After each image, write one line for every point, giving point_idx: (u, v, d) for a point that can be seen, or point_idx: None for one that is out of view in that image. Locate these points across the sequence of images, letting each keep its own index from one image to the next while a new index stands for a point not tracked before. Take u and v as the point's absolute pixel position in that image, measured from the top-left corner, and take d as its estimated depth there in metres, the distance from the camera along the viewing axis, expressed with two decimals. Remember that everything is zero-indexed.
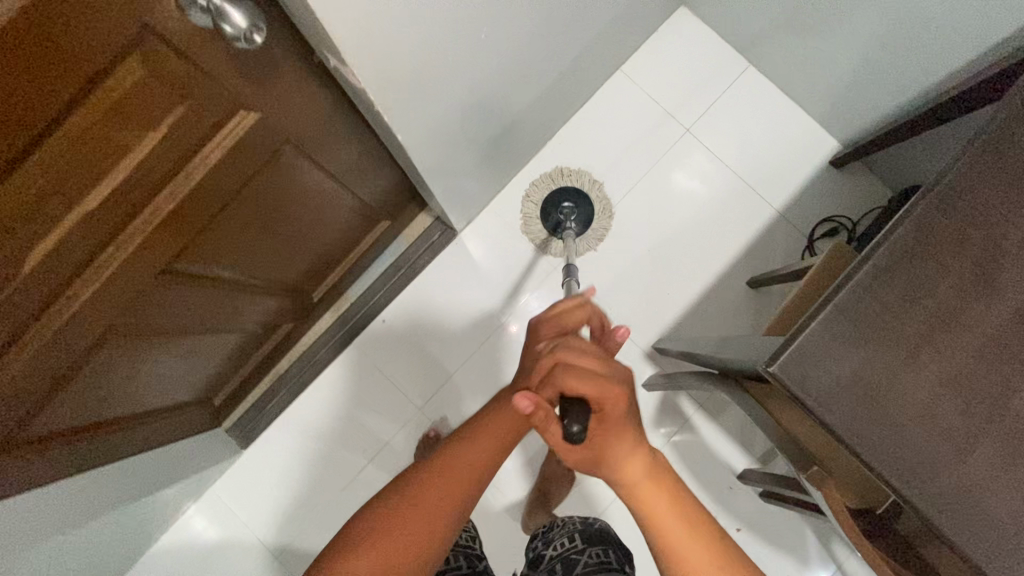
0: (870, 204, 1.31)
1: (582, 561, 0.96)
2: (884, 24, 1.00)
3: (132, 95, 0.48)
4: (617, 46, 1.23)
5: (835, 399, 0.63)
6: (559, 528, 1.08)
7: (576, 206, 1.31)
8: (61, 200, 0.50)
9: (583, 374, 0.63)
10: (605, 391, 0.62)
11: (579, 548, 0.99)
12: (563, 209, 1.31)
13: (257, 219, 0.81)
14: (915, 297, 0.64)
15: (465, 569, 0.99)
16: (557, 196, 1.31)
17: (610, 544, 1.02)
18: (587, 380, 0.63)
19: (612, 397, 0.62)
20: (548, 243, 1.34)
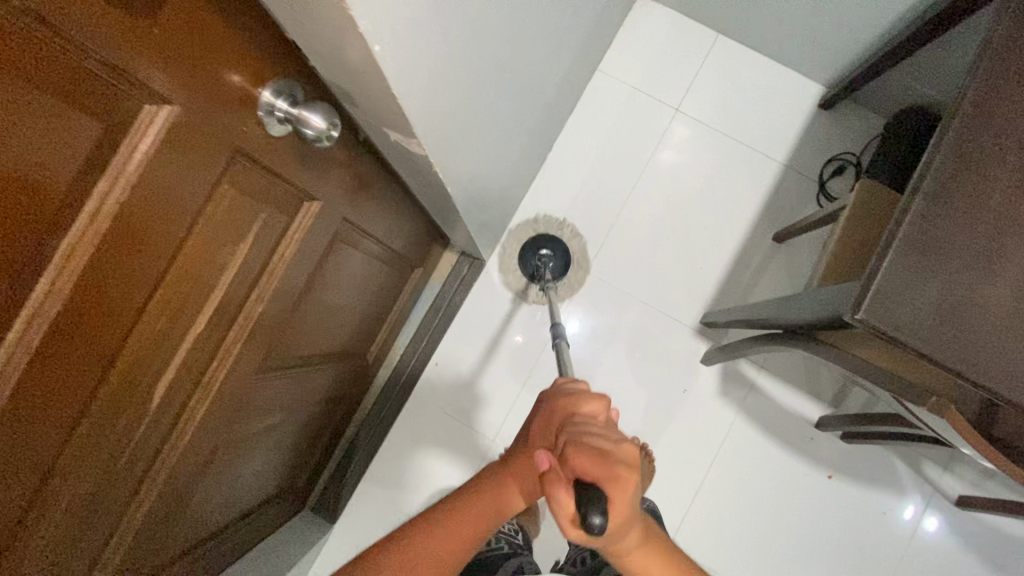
0: (869, 136, 1.35)
1: None
2: None
3: (228, 215, 0.50)
4: (597, 49, 1.27)
5: (924, 326, 0.66)
6: None
7: (553, 254, 1.33)
8: (177, 331, 0.52)
9: (601, 452, 0.49)
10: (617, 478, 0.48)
11: None
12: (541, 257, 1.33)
13: (323, 297, 0.82)
14: (972, 214, 0.68)
15: (506, 550, 0.96)
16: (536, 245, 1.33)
17: None
18: (603, 460, 0.49)
19: (628, 481, 0.48)
20: (526, 290, 1.36)
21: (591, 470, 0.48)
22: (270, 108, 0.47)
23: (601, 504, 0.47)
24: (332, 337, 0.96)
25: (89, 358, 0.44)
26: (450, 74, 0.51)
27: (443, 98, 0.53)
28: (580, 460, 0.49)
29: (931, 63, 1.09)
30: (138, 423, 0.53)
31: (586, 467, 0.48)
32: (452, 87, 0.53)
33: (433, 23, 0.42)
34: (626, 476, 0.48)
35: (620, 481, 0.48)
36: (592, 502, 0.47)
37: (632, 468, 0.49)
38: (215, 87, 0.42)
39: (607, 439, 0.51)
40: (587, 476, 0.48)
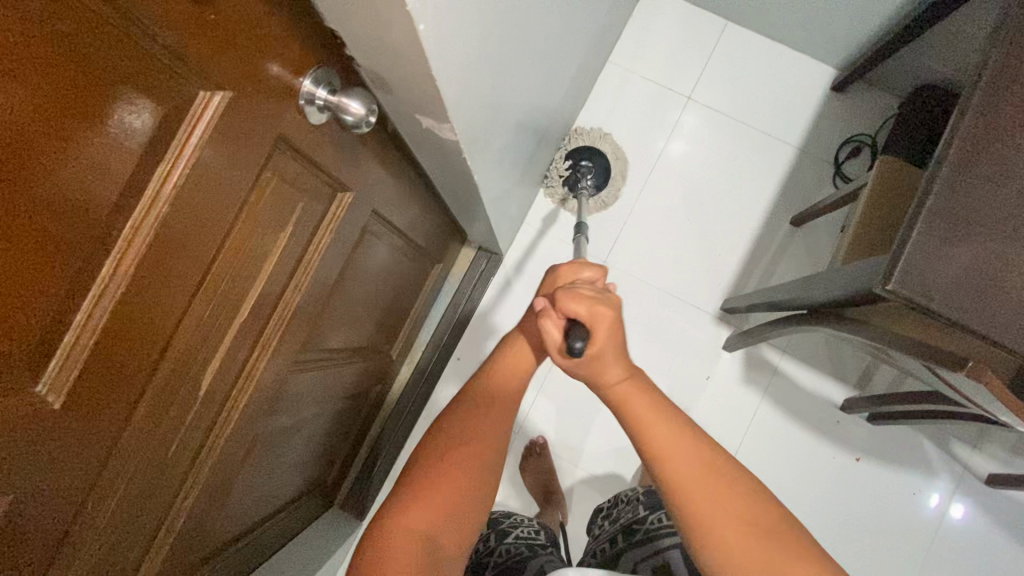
0: (883, 117, 1.35)
1: (644, 528, 0.92)
2: None
3: (270, 203, 0.52)
4: (608, 40, 1.28)
5: (957, 295, 0.66)
6: (623, 504, 1.05)
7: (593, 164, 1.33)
8: (224, 319, 0.53)
9: (582, 292, 0.55)
10: (594, 310, 0.53)
11: (641, 517, 0.94)
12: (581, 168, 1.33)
13: (351, 291, 0.84)
14: (999, 182, 0.68)
15: (529, 553, 0.93)
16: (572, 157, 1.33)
17: None
18: (583, 296, 0.54)
19: (607, 314, 0.53)
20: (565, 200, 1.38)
21: (571, 303, 0.54)
22: (310, 97, 0.48)
23: (580, 329, 0.53)
24: (359, 330, 0.97)
25: (147, 343, 0.45)
26: (482, 59, 0.52)
27: (475, 83, 0.54)
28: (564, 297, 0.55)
29: (946, 40, 1.09)
30: (187, 411, 0.55)
31: (568, 301, 0.54)
32: (483, 73, 0.54)
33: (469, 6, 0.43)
34: (604, 308, 0.53)
35: (599, 312, 0.53)
36: (573, 329, 0.53)
37: (611, 306, 0.54)
38: (260, 76, 0.43)
39: (594, 289, 0.56)
40: (569, 309, 0.54)
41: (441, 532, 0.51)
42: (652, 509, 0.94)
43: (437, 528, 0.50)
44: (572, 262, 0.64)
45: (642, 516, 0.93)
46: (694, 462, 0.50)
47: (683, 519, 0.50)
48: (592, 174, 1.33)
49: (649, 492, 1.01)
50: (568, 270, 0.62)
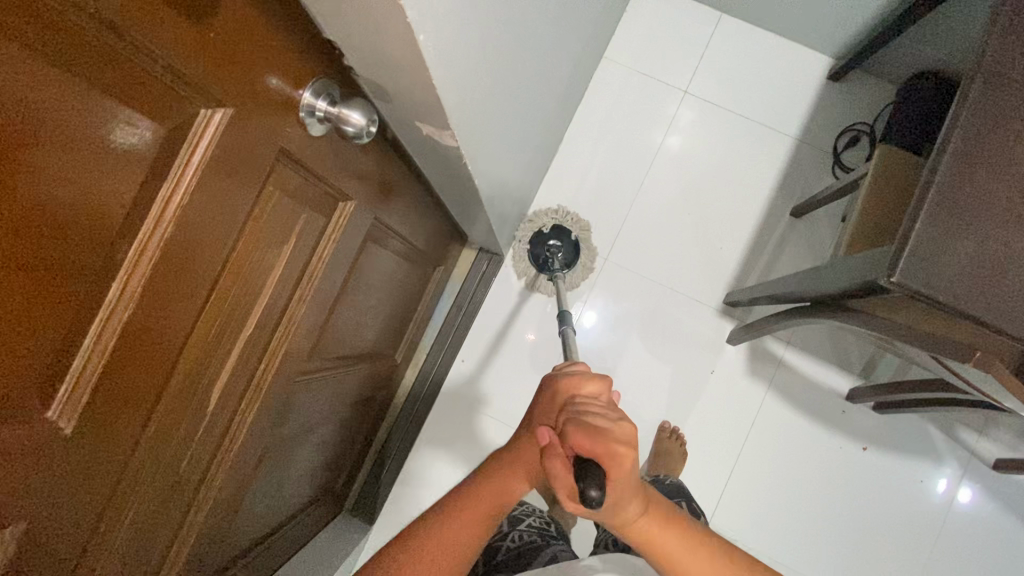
0: (881, 104, 1.35)
1: None
2: None
3: (273, 216, 0.51)
4: (603, 36, 1.27)
5: (961, 283, 0.66)
6: None
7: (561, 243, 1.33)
8: (231, 335, 0.53)
9: (595, 425, 0.48)
10: (611, 451, 0.47)
11: None
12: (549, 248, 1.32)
13: (354, 299, 0.83)
14: (1001, 170, 0.67)
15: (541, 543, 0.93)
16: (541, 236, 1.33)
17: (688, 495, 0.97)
18: (597, 435, 0.47)
19: (626, 455, 0.47)
20: (535, 282, 1.37)
21: (585, 443, 0.47)
22: (310, 109, 0.48)
23: (596, 477, 0.46)
24: (363, 337, 0.97)
25: (155, 362, 0.45)
26: (481, 64, 0.52)
27: (475, 87, 0.54)
28: (575, 436, 0.48)
29: (942, 27, 1.08)
30: (197, 428, 0.54)
31: (580, 443, 0.47)
32: (482, 77, 0.54)
33: (469, 11, 0.43)
34: (622, 451, 0.47)
35: (616, 453, 0.47)
36: (587, 477, 0.46)
37: (628, 444, 0.47)
38: (260, 91, 0.43)
39: (606, 416, 0.49)
40: (582, 451, 0.47)
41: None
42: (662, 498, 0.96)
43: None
44: (572, 369, 0.55)
45: None
46: (701, 563, 0.54)
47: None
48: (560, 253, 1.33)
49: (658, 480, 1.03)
50: (570, 385, 0.53)
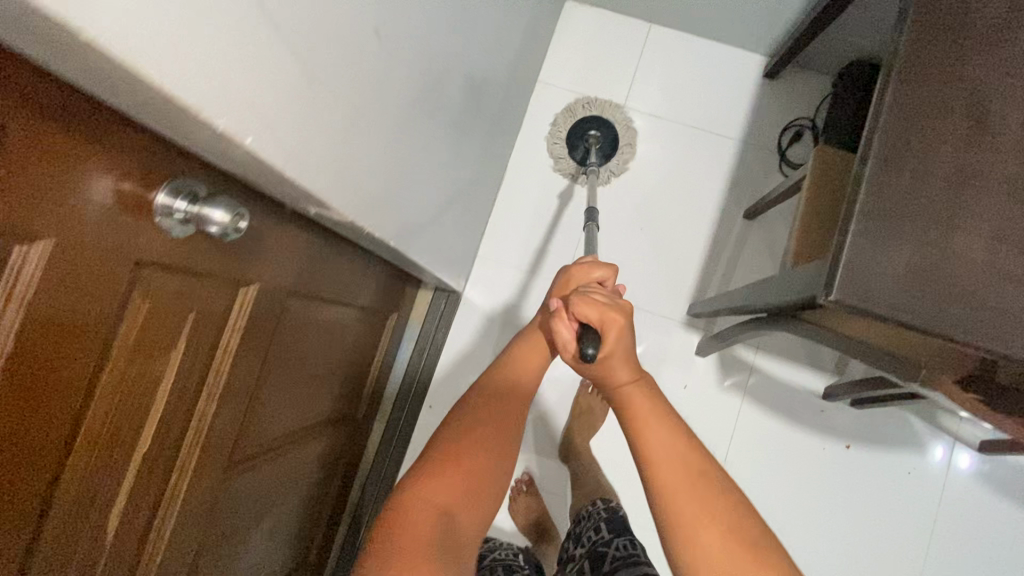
0: (820, 97, 1.34)
1: (611, 553, 0.92)
2: None
3: (148, 329, 0.47)
4: (530, 60, 1.26)
5: (902, 296, 0.63)
6: (585, 521, 1.06)
7: (600, 132, 1.32)
8: (120, 457, 0.49)
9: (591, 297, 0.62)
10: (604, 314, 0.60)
11: (607, 539, 0.95)
12: (588, 138, 1.32)
13: (288, 372, 0.80)
14: (928, 170, 0.65)
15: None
16: (582, 124, 1.33)
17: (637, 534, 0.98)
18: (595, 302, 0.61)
19: (616, 318, 0.60)
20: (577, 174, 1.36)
21: (584, 308, 0.61)
22: (167, 211, 0.44)
23: (592, 337, 0.60)
24: (311, 406, 0.92)
25: (16, 516, 0.40)
26: (350, 138, 0.48)
27: (352, 159, 0.50)
28: (578, 303, 0.62)
29: (859, 19, 1.12)
30: (94, 564, 0.50)
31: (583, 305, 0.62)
32: (357, 146, 0.50)
33: (309, 95, 0.40)
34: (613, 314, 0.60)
35: (608, 318, 0.60)
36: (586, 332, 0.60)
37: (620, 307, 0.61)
38: (92, 208, 0.39)
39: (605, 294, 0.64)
40: (581, 314, 0.61)
41: (461, 506, 0.53)
42: (617, 533, 0.96)
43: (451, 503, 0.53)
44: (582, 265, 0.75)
45: (608, 539, 0.94)
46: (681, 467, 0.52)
47: (658, 504, 0.53)
48: (598, 144, 1.32)
49: (612, 511, 1.04)
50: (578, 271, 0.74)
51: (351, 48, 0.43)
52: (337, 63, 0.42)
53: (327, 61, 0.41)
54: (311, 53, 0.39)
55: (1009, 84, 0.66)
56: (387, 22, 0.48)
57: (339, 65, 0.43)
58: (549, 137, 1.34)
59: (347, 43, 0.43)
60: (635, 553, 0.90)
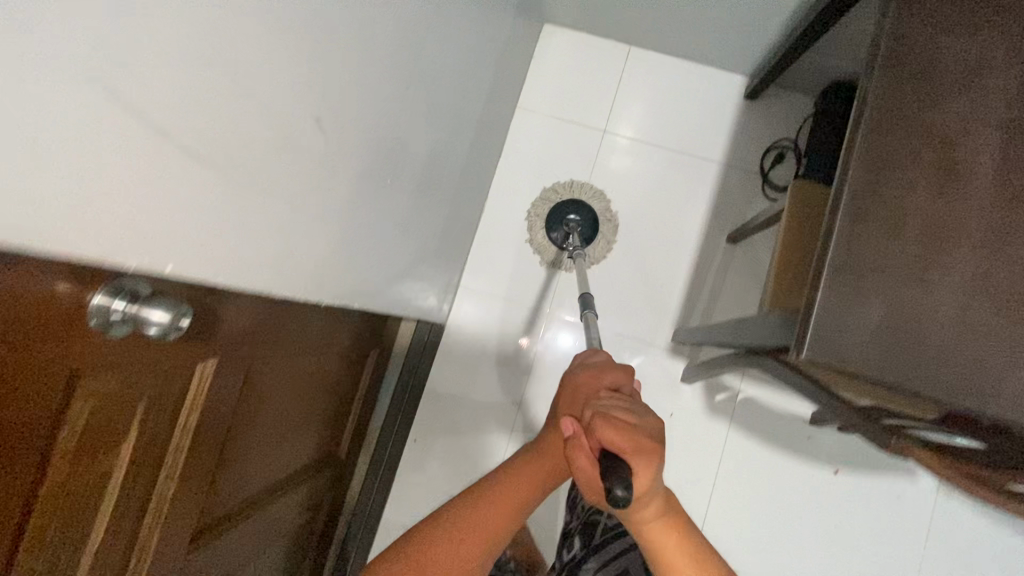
0: (801, 117, 1.33)
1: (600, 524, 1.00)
2: None
3: (92, 429, 0.46)
4: (506, 88, 1.25)
5: (874, 354, 0.62)
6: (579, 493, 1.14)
7: (580, 217, 1.33)
8: (70, 555, 0.48)
9: (622, 426, 0.60)
10: (638, 445, 0.59)
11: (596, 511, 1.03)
12: (568, 223, 1.33)
13: (259, 431, 0.78)
14: (899, 223, 0.64)
15: None
16: (560, 207, 1.34)
17: None
18: (627, 435, 0.60)
19: (648, 453, 0.59)
20: (560, 259, 1.35)
21: (613, 437, 0.60)
22: (103, 312, 0.43)
23: (622, 479, 0.56)
24: (287, 457, 0.91)
25: None
26: (225, 215, 0.46)
27: (235, 232, 0.48)
28: (606, 431, 0.60)
29: (843, 38, 1.10)
30: None
31: (610, 437, 0.60)
32: (243, 220, 0.48)
33: (145, 185, 0.37)
34: (647, 448, 0.59)
35: (640, 455, 0.59)
36: (615, 475, 0.56)
37: (646, 436, 0.61)
38: (21, 325, 0.38)
39: (633, 414, 0.63)
40: (610, 443, 0.60)
41: None
42: None
43: None
44: (595, 366, 0.73)
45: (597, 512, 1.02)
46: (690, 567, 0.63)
47: None
48: (580, 229, 1.33)
49: None
50: (594, 372, 0.72)
51: (219, 132, 0.41)
52: (197, 150, 0.40)
53: (180, 152, 0.38)
54: (151, 148, 0.36)
55: (982, 131, 0.65)
56: (288, 97, 0.47)
57: (203, 151, 0.40)
58: (526, 221, 1.35)
59: (213, 128, 0.40)
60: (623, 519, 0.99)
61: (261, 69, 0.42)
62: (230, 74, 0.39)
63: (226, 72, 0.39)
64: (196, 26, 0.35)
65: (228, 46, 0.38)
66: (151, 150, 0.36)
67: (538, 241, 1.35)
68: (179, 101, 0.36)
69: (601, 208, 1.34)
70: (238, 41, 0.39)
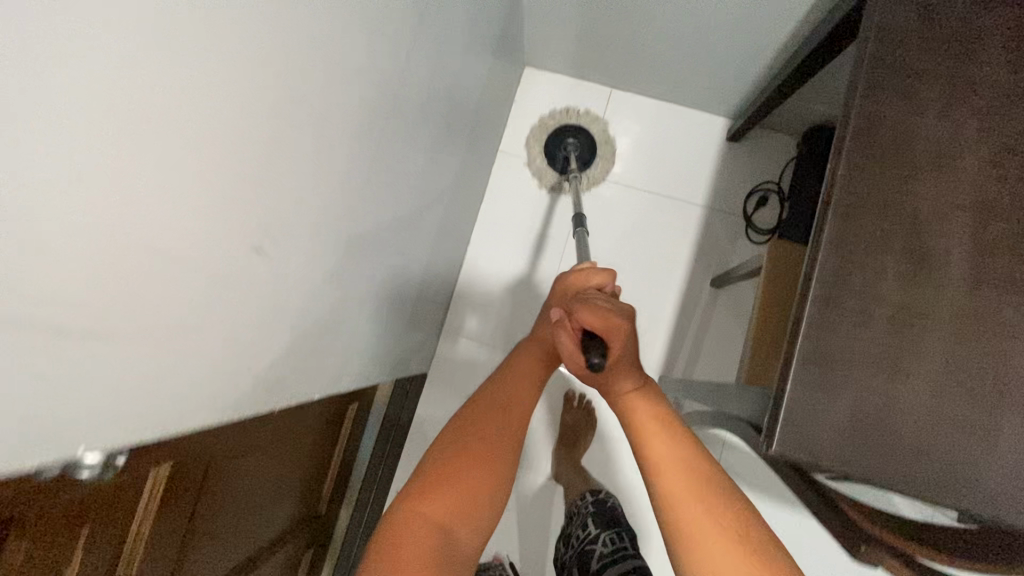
0: (784, 159, 1.33)
1: (598, 550, 1.12)
2: (707, 15, 1.02)
3: (29, 563, 0.46)
4: (486, 135, 1.26)
5: (845, 447, 0.61)
6: (575, 518, 1.24)
7: (576, 138, 1.30)
8: None
9: (598, 309, 0.68)
10: (609, 323, 0.67)
11: (595, 537, 1.15)
12: (565, 146, 1.30)
13: (230, 513, 0.77)
14: (869, 310, 0.63)
15: None
16: (558, 132, 1.30)
17: (622, 526, 1.17)
18: (603, 315, 0.67)
19: (619, 325, 0.67)
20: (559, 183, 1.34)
21: (590, 317, 0.67)
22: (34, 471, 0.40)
23: (597, 348, 0.65)
24: (260, 530, 0.89)
25: None
26: (159, 358, 0.44)
27: (169, 353, 0.45)
28: (584, 313, 0.68)
29: (821, 86, 1.11)
30: None
31: (586, 319, 0.67)
32: (179, 328, 0.45)
33: (53, 316, 0.33)
34: (619, 322, 0.67)
35: (613, 331, 0.67)
36: (592, 347, 0.65)
37: (622, 316, 0.68)
38: None
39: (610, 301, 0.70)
40: (589, 323, 0.68)
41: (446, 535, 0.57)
42: (602, 529, 1.16)
43: (441, 521, 0.58)
44: (581, 270, 0.78)
45: (595, 538, 1.14)
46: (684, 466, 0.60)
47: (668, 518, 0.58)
48: (577, 150, 1.30)
49: (598, 505, 1.23)
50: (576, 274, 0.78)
51: (151, 243, 0.38)
52: (122, 266, 0.36)
53: (100, 269, 0.35)
54: (64, 277, 0.33)
55: (955, 213, 0.63)
56: (230, 196, 0.44)
57: (132, 263, 0.37)
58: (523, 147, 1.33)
59: (142, 241, 0.37)
60: (619, 546, 1.11)
61: (198, 172, 0.40)
62: (161, 180, 0.37)
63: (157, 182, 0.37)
64: (116, 138, 0.33)
65: (160, 151, 0.36)
66: (63, 276, 0.33)
67: (537, 168, 1.34)
68: (97, 217, 0.33)
69: (599, 130, 1.30)
70: (172, 147, 0.37)
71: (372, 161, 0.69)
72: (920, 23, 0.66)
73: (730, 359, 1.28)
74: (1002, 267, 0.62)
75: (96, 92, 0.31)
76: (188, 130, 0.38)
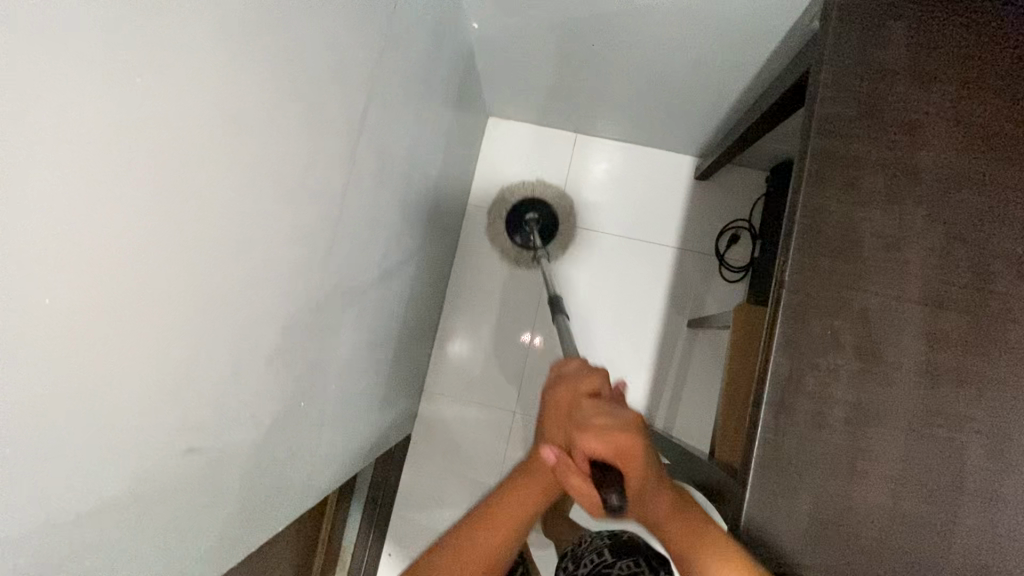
0: (752, 197, 1.33)
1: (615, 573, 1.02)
2: (671, 66, 1.01)
3: None
4: (454, 193, 1.25)
5: (805, 548, 0.61)
6: (585, 544, 1.15)
7: (538, 214, 1.34)
8: None
9: (600, 425, 0.58)
10: (619, 446, 0.57)
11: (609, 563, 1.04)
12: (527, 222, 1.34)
13: None
14: (824, 411, 0.63)
15: None
16: (517, 211, 1.34)
17: (638, 553, 1.07)
18: (606, 438, 0.57)
19: (630, 444, 0.57)
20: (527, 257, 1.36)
21: (593, 444, 0.57)
22: None
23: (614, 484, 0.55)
24: None
25: None
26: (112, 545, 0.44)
27: (131, 519, 0.45)
28: (589, 441, 0.57)
29: (785, 130, 1.11)
30: None
31: (591, 448, 0.57)
32: (148, 468, 0.45)
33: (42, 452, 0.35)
34: (625, 436, 0.57)
35: (623, 444, 0.57)
36: (608, 483, 0.56)
37: (625, 428, 0.58)
38: None
39: (610, 408, 0.60)
40: (595, 453, 0.57)
41: None
42: (618, 556, 1.05)
43: None
44: (565, 368, 0.68)
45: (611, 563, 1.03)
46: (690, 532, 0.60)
47: None
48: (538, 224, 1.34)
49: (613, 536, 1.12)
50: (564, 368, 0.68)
51: (141, 294, 0.40)
52: (117, 327, 0.39)
53: (97, 332, 0.37)
54: (59, 376, 0.35)
55: (903, 308, 0.63)
56: (179, 329, 0.45)
57: (104, 372, 0.39)
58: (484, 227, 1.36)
59: (134, 264, 0.39)
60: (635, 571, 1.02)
61: (177, 200, 0.42)
62: (126, 326, 0.40)
63: (143, 221, 0.39)
64: (93, 329, 0.37)
65: (127, 271, 0.39)
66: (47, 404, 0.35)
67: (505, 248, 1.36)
68: (81, 304, 0.36)
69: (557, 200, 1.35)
70: (141, 173, 0.38)
71: (324, 281, 0.69)
72: (862, 113, 0.66)
73: (711, 401, 1.29)
74: (952, 360, 0.63)
75: (65, 205, 0.33)
76: (160, 167, 0.39)
